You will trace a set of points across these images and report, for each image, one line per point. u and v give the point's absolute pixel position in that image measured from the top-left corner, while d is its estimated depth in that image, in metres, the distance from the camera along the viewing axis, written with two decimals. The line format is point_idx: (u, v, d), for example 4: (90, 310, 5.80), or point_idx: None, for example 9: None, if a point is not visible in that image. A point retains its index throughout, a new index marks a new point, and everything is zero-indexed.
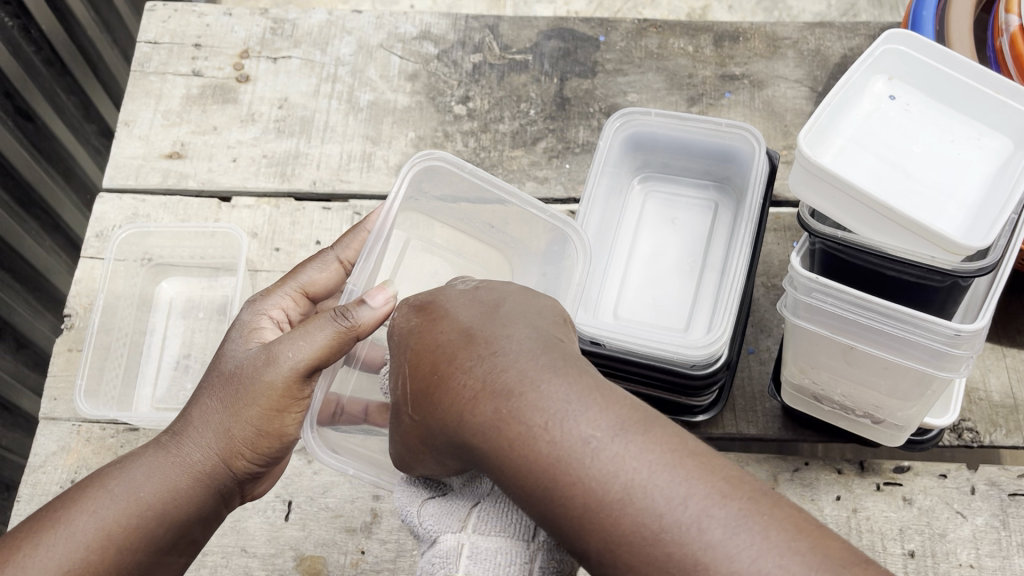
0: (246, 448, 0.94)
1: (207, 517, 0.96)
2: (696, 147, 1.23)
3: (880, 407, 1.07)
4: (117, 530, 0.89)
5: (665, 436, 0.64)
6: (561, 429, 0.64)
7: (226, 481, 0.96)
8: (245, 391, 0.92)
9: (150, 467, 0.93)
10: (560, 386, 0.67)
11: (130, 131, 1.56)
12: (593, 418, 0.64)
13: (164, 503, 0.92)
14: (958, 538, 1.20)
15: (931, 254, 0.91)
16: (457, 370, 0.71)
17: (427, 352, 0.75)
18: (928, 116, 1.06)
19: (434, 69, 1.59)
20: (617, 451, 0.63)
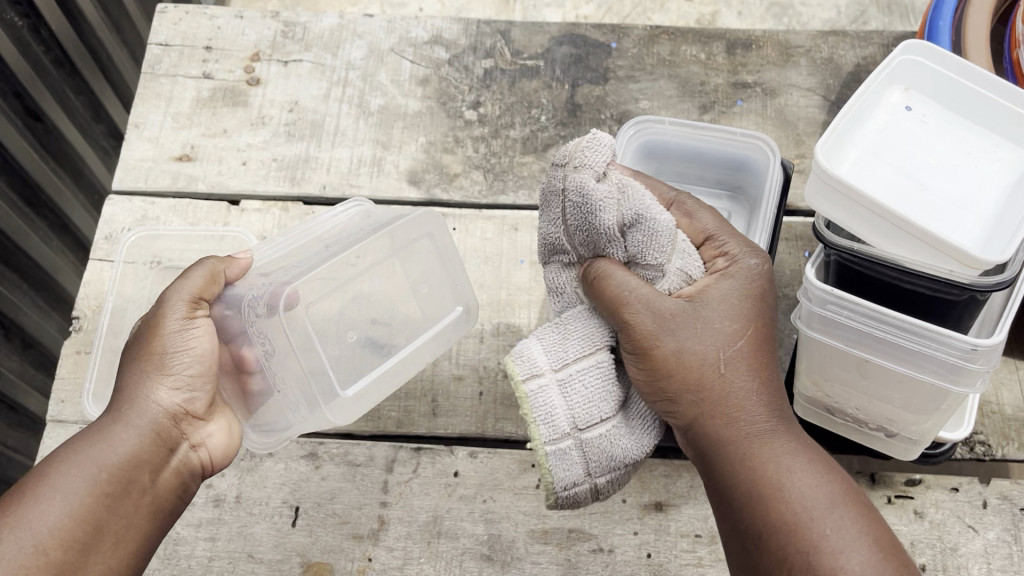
0: (168, 379, 1.02)
1: (157, 461, 0.99)
2: (709, 155, 1.22)
3: (894, 420, 1.06)
4: (81, 485, 0.92)
5: (857, 501, 0.86)
6: (790, 489, 0.86)
7: (165, 420, 1.01)
8: (148, 331, 1.04)
9: (95, 430, 0.98)
10: (802, 457, 0.89)
11: (140, 133, 1.56)
12: (818, 487, 0.86)
13: (115, 454, 0.96)
14: (970, 552, 1.19)
15: (948, 267, 0.90)
16: (738, 404, 0.92)
17: (697, 349, 0.93)
18: (945, 128, 1.05)
19: (445, 74, 1.59)
20: (838, 516, 0.84)
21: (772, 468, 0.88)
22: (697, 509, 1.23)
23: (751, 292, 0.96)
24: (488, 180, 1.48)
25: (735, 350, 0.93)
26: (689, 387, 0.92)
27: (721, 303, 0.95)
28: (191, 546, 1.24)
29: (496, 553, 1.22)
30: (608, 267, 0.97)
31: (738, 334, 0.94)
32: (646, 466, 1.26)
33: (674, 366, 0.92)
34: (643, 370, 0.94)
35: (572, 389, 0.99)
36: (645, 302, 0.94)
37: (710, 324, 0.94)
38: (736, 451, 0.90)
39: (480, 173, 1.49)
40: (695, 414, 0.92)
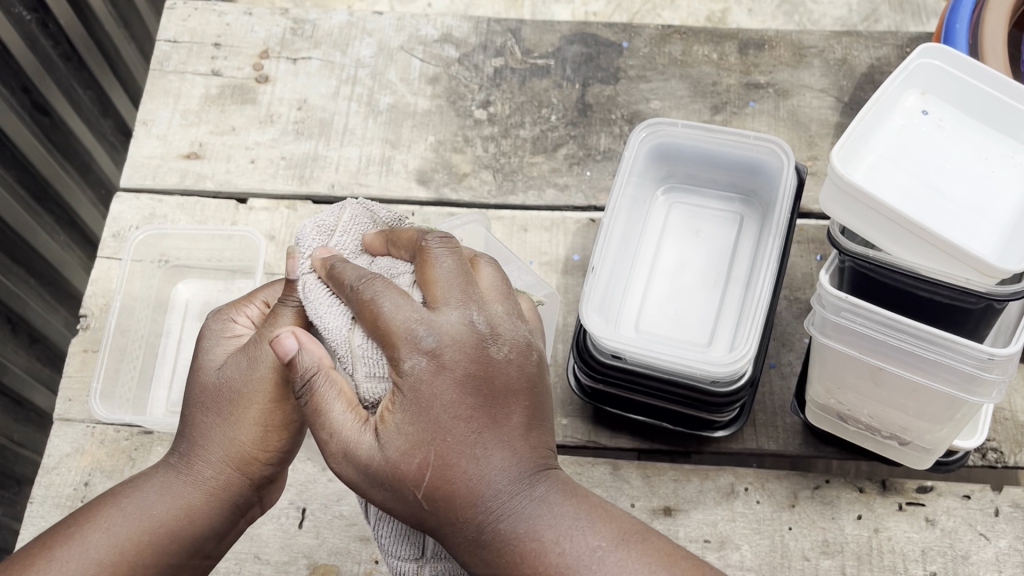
0: (255, 457, 0.95)
1: (222, 528, 0.97)
2: (722, 158, 1.21)
3: (907, 428, 1.05)
4: (125, 545, 0.91)
5: (649, 539, 0.84)
6: (548, 544, 0.82)
7: (241, 491, 0.96)
8: (235, 400, 0.94)
9: (158, 485, 0.95)
10: (574, 518, 0.84)
11: (148, 130, 1.55)
12: (572, 525, 0.83)
13: (173, 519, 0.93)
14: (981, 560, 1.18)
15: (965, 276, 0.89)
16: (438, 469, 0.80)
17: (431, 411, 0.79)
18: (962, 133, 1.04)
19: (454, 73, 1.58)
20: (616, 557, 0.82)
21: (529, 532, 0.82)
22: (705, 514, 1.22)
23: (472, 351, 0.81)
24: (498, 180, 1.47)
25: (467, 424, 0.81)
26: (439, 464, 0.80)
27: (440, 364, 0.79)
28: None
29: None
30: (446, 246, 0.85)
31: (463, 413, 0.80)
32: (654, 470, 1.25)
33: (410, 450, 0.80)
34: (378, 441, 0.81)
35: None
36: (430, 327, 0.80)
37: (436, 402, 0.79)
38: (470, 528, 0.83)
39: (489, 173, 1.48)
40: (416, 482, 0.80)
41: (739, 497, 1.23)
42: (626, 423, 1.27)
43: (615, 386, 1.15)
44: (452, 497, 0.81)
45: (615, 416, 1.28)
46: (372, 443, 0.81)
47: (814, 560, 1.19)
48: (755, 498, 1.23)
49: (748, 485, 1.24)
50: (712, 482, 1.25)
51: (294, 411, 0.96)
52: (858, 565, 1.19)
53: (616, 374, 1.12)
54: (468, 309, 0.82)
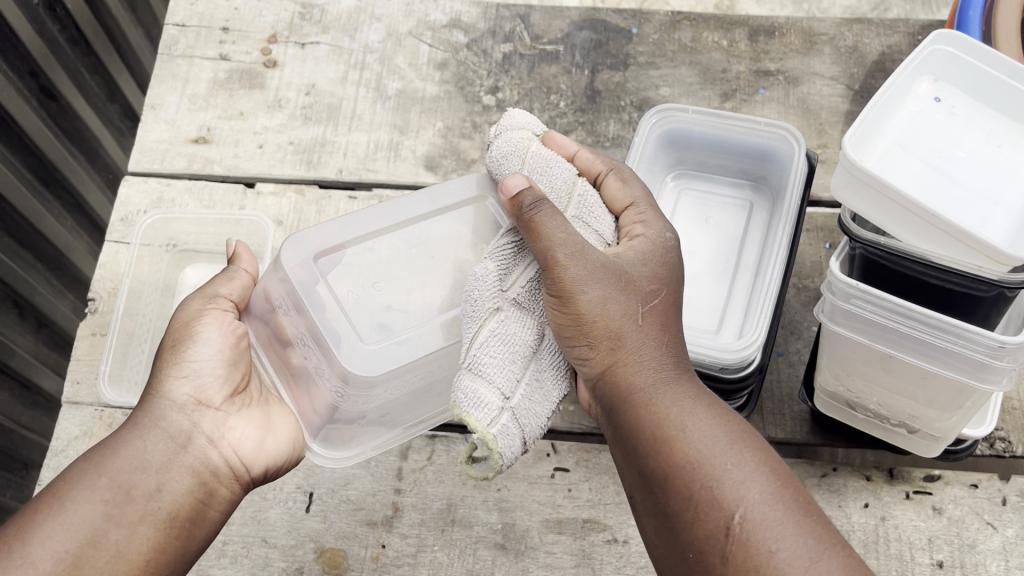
0: (174, 371, 0.98)
1: (165, 463, 0.93)
2: (732, 144, 1.20)
3: (916, 416, 1.04)
4: (66, 492, 0.88)
5: (772, 464, 0.78)
6: (687, 438, 0.80)
7: (172, 416, 0.96)
8: (165, 338, 1.01)
9: (97, 442, 0.93)
10: (692, 404, 0.84)
11: (156, 114, 1.55)
12: (704, 433, 0.80)
13: (107, 458, 0.91)
14: (988, 549, 1.18)
15: (978, 263, 0.88)
16: (611, 312, 0.88)
17: (604, 316, 0.87)
18: (975, 120, 1.03)
19: (463, 59, 1.57)
20: (735, 458, 0.78)
21: (672, 429, 0.81)
22: None
23: (651, 277, 0.92)
24: None
25: (644, 327, 0.89)
26: (609, 338, 0.88)
27: (628, 282, 0.89)
28: None
29: (509, 542, 1.22)
30: (549, 209, 0.89)
31: (636, 310, 0.89)
32: None
33: (593, 324, 0.87)
34: (579, 328, 0.87)
35: (483, 364, 0.88)
36: (626, 287, 0.89)
37: (618, 295, 0.89)
38: (623, 399, 0.86)
39: None
40: (597, 367, 0.89)
41: None
42: None
43: None
44: (617, 392, 0.87)
45: None
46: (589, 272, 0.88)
47: None
48: None
49: None
50: None
51: (211, 328, 1.01)
52: (864, 552, 1.19)
53: None
54: (626, 295, 0.89)
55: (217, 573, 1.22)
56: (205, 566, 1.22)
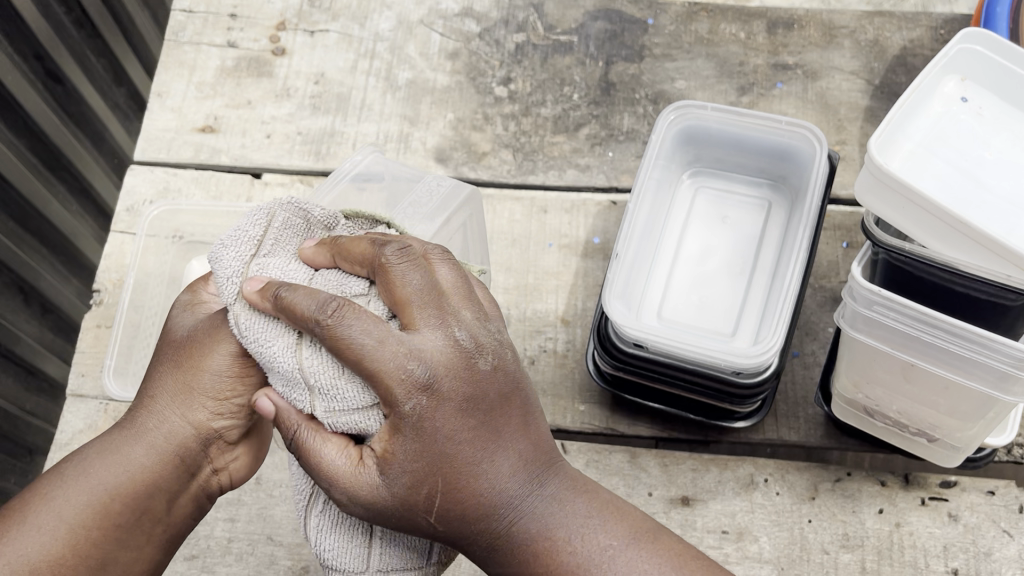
0: (208, 404, 0.90)
1: (174, 489, 0.91)
2: (751, 142, 1.17)
3: (936, 425, 1.02)
4: (78, 511, 0.84)
5: (622, 514, 0.83)
6: (565, 558, 0.80)
7: (192, 444, 0.91)
8: (199, 346, 0.89)
9: (105, 440, 0.89)
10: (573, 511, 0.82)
11: (162, 102, 1.52)
12: (579, 520, 0.81)
13: (122, 479, 0.87)
14: (1004, 557, 1.16)
15: (1005, 272, 0.86)
16: (432, 480, 0.76)
17: (422, 471, 0.75)
18: (1003, 121, 1.00)
19: (475, 48, 1.54)
20: (600, 550, 0.80)
21: (529, 534, 0.80)
22: (724, 505, 1.21)
23: (458, 402, 0.75)
24: (518, 159, 1.44)
25: (465, 439, 0.76)
26: (445, 491, 0.76)
27: (420, 432, 0.74)
28: (211, 526, 1.23)
29: None
30: (401, 252, 0.77)
31: (451, 445, 0.75)
32: (673, 459, 1.23)
33: (408, 490, 0.76)
34: (382, 480, 0.75)
35: (325, 556, 0.87)
36: (423, 362, 0.73)
37: (437, 433, 0.75)
38: (487, 538, 0.80)
39: (509, 152, 1.45)
40: (427, 509, 0.77)
41: (759, 488, 1.22)
42: (645, 410, 1.26)
43: (636, 374, 1.13)
44: (455, 520, 0.78)
45: (635, 403, 1.26)
46: (372, 478, 0.75)
47: (833, 553, 1.18)
48: (775, 490, 1.22)
49: (768, 476, 1.22)
50: (731, 472, 1.23)
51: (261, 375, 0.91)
52: (878, 559, 1.17)
53: (638, 362, 1.10)
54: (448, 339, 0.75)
55: (222, 571, 1.20)
56: (209, 564, 1.21)
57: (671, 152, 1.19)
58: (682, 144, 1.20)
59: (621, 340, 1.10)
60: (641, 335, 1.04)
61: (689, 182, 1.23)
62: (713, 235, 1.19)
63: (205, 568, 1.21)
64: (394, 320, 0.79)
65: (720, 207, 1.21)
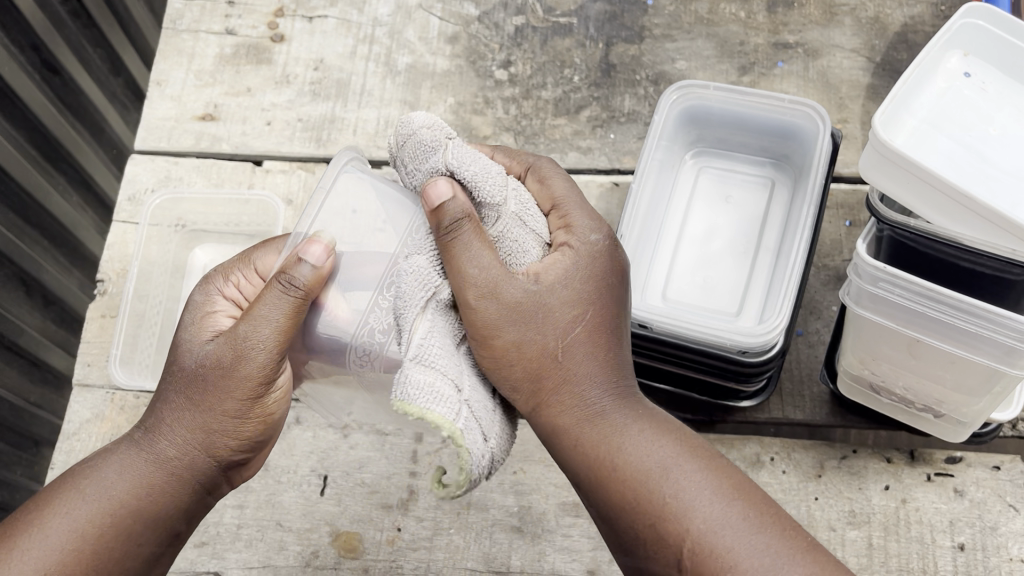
0: (228, 436, 0.87)
1: (193, 514, 0.89)
2: (754, 122, 1.17)
3: (943, 400, 1.03)
4: (90, 528, 0.81)
5: (699, 452, 0.82)
6: (629, 453, 0.82)
7: (212, 472, 0.88)
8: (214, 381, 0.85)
9: (121, 461, 0.85)
10: (636, 425, 0.84)
11: (162, 91, 1.52)
12: (653, 447, 0.82)
13: (146, 500, 0.84)
14: (1010, 532, 1.17)
15: (1010, 247, 0.86)
16: (542, 348, 0.84)
17: (542, 333, 0.84)
18: (1006, 96, 1.00)
19: (474, 32, 1.54)
20: (675, 475, 0.79)
21: (615, 438, 0.83)
22: None
23: (593, 257, 0.89)
24: (519, 143, 1.44)
25: (580, 321, 0.86)
26: (557, 352, 0.85)
27: (587, 256, 0.88)
28: (220, 513, 1.24)
29: (526, 525, 1.21)
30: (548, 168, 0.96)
31: (579, 318, 0.86)
32: None
33: (516, 357, 0.83)
34: (521, 322, 0.83)
35: (431, 354, 0.77)
36: (488, 270, 0.81)
37: (574, 274, 0.87)
38: (556, 417, 0.85)
39: (510, 135, 1.45)
40: (536, 385, 0.85)
41: (765, 467, 1.22)
42: (651, 392, 1.26)
43: (641, 355, 1.14)
44: (556, 408, 0.85)
45: (640, 385, 1.26)
46: (504, 279, 0.83)
47: (840, 530, 1.18)
48: (781, 468, 1.22)
49: (774, 455, 1.23)
50: (737, 451, 1.23)
51: (279, 402, 0.90)
52: (884, 535, 1.18)
53: (643, 343, 1.10)
54: (506, 261, 0.82)
55: (232, 557, 1.21)
56: (218, 550, 1.22)
57: (674, 132, 1.19)
58: (684, 123, 1.19)
59: None
60: (646, 316, 1.05)
61: (692, 163, 1.23)
62: (715, 216, 1.19)
63: (215, 555, 1.21)
64: (515, 240, 0.87)
65: (722, 188, 1.21)
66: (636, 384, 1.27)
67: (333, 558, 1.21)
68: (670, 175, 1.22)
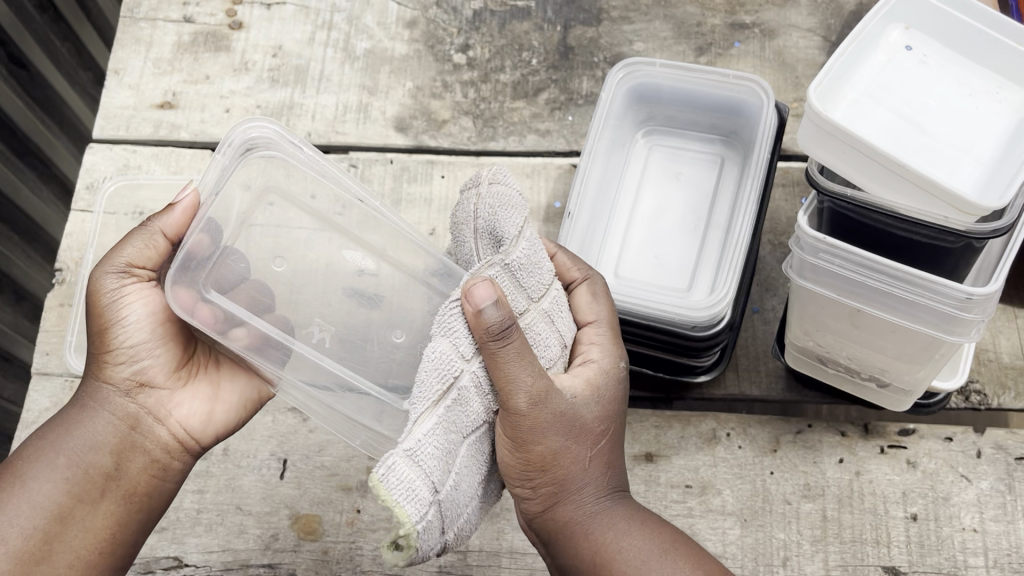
0: (117, 353, 0.95)
1: (117, 443, 0.95)
2: (702, 99, 1.18)
3: (886, 370, 1.04)
4: (26, 475, 0.90)
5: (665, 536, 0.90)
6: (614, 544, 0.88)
7: (116, 399, 0.96)
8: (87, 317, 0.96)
9: (60, 421, 0.94)
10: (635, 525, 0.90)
11: (119, 80, 1.51)
12: (640, 548, 0.88)
13: (63, 437, 0.93)
14: (962, 502, 1.18)
15: (944, 214, 0.87)
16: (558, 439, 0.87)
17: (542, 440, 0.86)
18: (946, 68, 1.01)
19: (433, 17, 1.54)
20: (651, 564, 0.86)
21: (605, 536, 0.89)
22: (687, 460, 1.22)
23: (602, 389, 0.92)
24: (478, 126, 1.45)
25: (568, 444, 0.87)
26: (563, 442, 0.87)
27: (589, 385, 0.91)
28: (180, 498, 1.24)
29: None
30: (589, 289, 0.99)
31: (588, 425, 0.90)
32: (636, 417, 1.25)
33: (547, 425, 0.85)
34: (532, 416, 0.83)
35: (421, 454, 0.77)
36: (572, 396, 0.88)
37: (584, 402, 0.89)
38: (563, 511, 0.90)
39: (468, 119, 1.45)
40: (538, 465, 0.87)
41: (721, 442, 1.23)
42: None
43: None
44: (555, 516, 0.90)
45: None
46: (528, 404, 0.82)
47: (794, 503, 1.19)
48: (737, 443, 1.23)
49: (730, 431, 1.24)
50: (694, 428, 1.24)
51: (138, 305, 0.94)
52: (838, 507, 1.19)
53: None
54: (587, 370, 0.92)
55: (192, 541, 1.21)
56: (178, 535, 1.22)
57: (623, 110, 1.19)
58: (633, 101, 1.20)
59: None
60: None
61: (642, 141, 1.24)
62: (666, 194, 1.20)
63: (175, 539, 1.22)
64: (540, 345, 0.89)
65: (673, 166, 1.22)
66: None
67: (294, 540, 1.21)
68: (621, 154, 1.23)
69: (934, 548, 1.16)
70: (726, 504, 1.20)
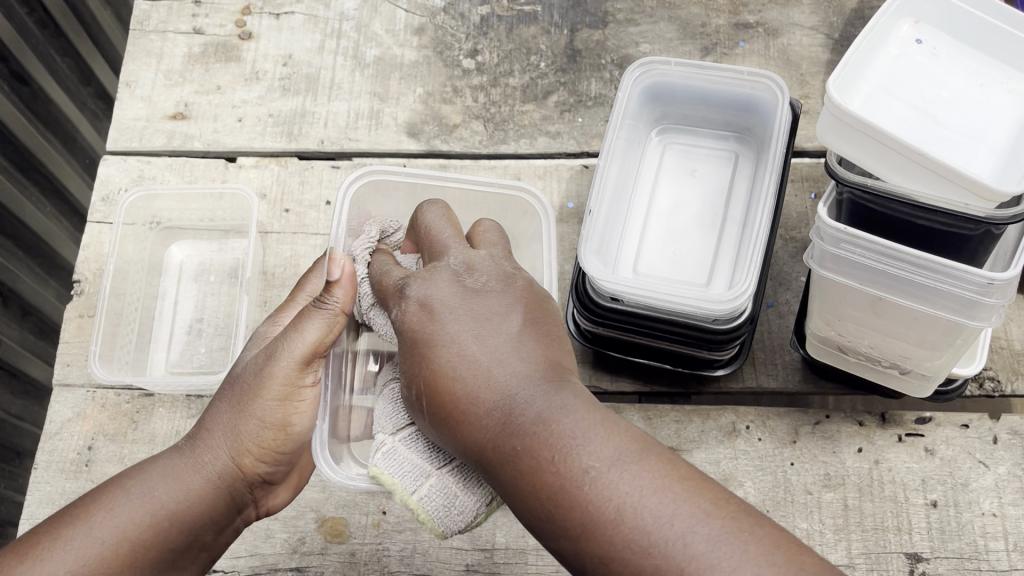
0: (256, 448, 0.97)
1: (220, 521, 0.97)
2: (715, 95, 1.20)
3: (907, 357, 1.06)
4: (134, 526, 0.90)
5: (677, 467, 0.78)
6: (558, 440, 0.80)
7: (241, 485, 0.98)
8: (248, 390, 0.97)
9: (165, 466, 0.95)
10: (574, 422, 0.81)
11: (131, 92, 1.52)
12: (587, 439, 0.79)
13: (182, 507, 0.94)
14: (980, 487, 1.20)
15: (964, 202, 0.89)
16: (445, 361, 0.88)
17: (432, 360, 0.89)
18: (957, 60, 1.03)
19: (440, 22, 1.56)
20: (611, 474, 0.76)
21: (546, 445, 0.80)
22: (708, 453, 1.24)
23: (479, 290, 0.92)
24: (489, 130, 1.46)
25: (465, 344, 0.89)
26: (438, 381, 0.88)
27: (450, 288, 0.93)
28: None
29: None
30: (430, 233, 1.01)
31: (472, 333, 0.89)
32: (656, 412, 1.26)
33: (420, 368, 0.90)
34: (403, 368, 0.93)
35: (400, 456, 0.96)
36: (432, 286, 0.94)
37: (446, 316, 0.91)
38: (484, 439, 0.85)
39: (480, 123, 1.47)
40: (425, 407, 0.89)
41: (741, 435, 1.25)
42: (627, 366, 1.29)
43: (614, 328, 1.16)
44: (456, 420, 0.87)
45: (616, 360, 1.29)
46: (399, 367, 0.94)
47: (815, 493, 1.21)
48: (757, 435, 1.25)
49: (750, 423, 1.25)
50: (713, 421, 1.26)
51: (302, 411, 0.98)
52: (859, 496, 1.20)
53: (616, 316, 1.13)
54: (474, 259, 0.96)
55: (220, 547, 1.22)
56: None
57: (639, 107, 1.21)
58: (648, 98, 1.22)
59: (598, 294, 1.13)
60: (616, 288, 1.07)
61: (659, 137, 1.25)
62: (683, 189, 1.22)
63: None
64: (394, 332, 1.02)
65: (690, 162, 1.24)
66: (612, 360, 1.29)
67: (321, 543, 1.22)
68: (639, 150, 1.25)
69: (955, 534, 1.18)
70: (749, 496, 1.21)
